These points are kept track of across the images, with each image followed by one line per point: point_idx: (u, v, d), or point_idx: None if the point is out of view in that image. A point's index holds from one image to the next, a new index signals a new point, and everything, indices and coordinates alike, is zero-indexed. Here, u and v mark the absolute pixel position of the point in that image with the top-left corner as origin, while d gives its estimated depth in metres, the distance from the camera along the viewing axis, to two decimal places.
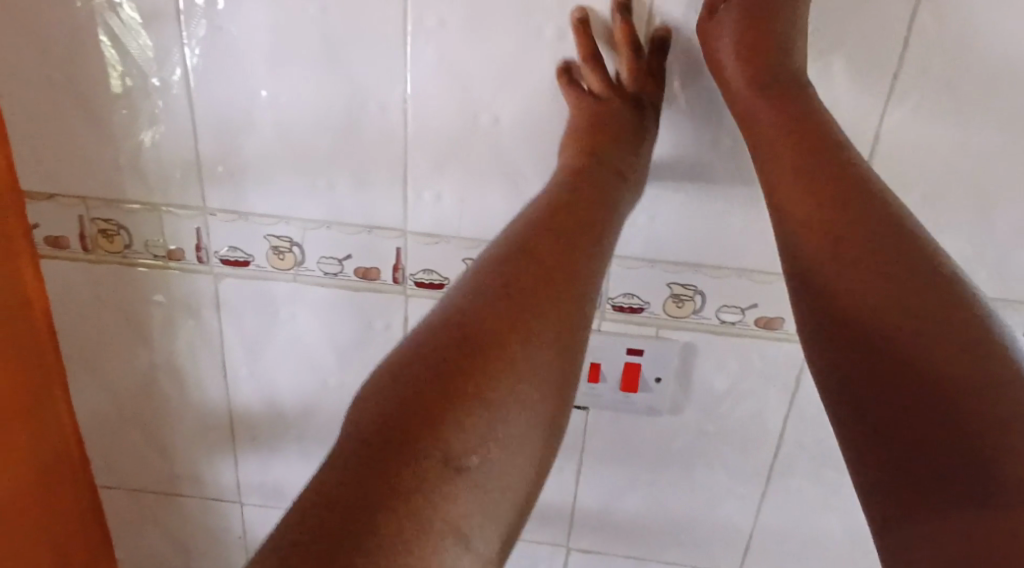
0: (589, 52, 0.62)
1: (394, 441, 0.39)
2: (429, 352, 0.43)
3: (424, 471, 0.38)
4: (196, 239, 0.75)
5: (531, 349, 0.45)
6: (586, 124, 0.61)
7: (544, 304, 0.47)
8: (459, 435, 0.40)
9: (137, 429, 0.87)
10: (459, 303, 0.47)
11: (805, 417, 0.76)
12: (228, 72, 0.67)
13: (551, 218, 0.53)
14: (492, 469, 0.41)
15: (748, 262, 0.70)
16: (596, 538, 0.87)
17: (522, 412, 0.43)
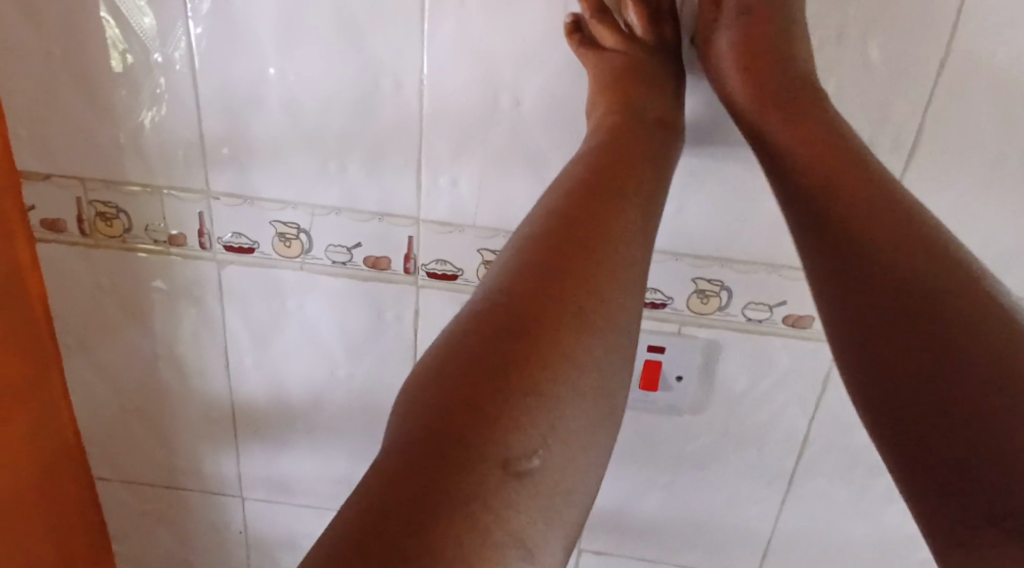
0: (597, 9, 0.60)
1: (448, 441, 0.36)
2: (476, 340, 0.40)
3: (482, 474, 0.36)
4: (199, 223, 0.72)
5: (586, 336, 0.42)
6: (627, 91, 0.57)
7: (599, 280, 0.44)
8: (517, 434, 0.37)
9: (136, 420, 0.84)
10: (503, 280, 0.44)
11: (831, 419, 0.73)
12: (235, 49, 0.63)
13: (597, 185, 0.49)
14: (552, 470, 0.38)
15: (778, 257, 0.67)
16: (609, 540, 0.84)
17: (581, 405, 0.40)
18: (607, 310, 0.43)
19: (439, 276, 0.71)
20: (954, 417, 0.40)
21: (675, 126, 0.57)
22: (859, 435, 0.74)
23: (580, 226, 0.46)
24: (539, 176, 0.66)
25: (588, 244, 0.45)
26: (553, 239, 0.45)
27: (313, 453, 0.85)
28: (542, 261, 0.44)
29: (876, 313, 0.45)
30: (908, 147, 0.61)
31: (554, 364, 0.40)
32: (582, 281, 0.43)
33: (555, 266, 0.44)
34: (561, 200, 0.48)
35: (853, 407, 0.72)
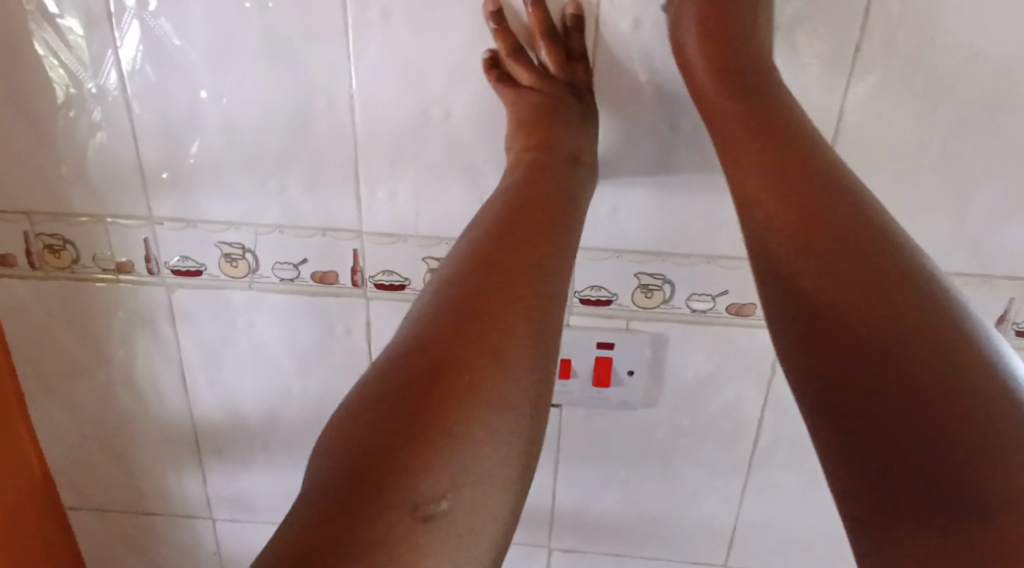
0: (512, 50, 0.59)
1: (357, 488, 0.36)
2: (392, 384, 0.40)
3: (393, 522, 0.35)
4: (145, 249, 0.72)
5: (502, 375, 0.42)
6: (544, 129, 0.58)
7: (518, 320, 0.44)
8: (430, 477, 0.37)
9: (101, 448, 0.85)
10: (420, 324, 0.43)
11: (783, 404, 0.74)
12: (165, 73, 0.64)
13: (512, 225, 0.50)
14: (465, 512, 0.38)
15: (716, 249, 0.68)
16: (577, 537, 0.85)
17: (495, 445, 0.40)
18: (522, 348, 0.43)
19: (387, 286, 0.72)
20: (919, 426, 0.38)
21: (590, 154, 0.59)
22: None
23: (498, 265, 0.47)
24: (477, 182, 0.67)
25: (508, 284, 0.46)
26: (474, 279, 0.46)
27: (278, 470, 0.85)
28: (456, 302, 0.44)
29: (834, 321, 0.43)
30: (833, 132, 0.62)
31: (467, 405, 0.40)
32: (501, 322, 0.44)
33: (471, 306, 0.44)
34: (486, 241, 0.49)
35: None
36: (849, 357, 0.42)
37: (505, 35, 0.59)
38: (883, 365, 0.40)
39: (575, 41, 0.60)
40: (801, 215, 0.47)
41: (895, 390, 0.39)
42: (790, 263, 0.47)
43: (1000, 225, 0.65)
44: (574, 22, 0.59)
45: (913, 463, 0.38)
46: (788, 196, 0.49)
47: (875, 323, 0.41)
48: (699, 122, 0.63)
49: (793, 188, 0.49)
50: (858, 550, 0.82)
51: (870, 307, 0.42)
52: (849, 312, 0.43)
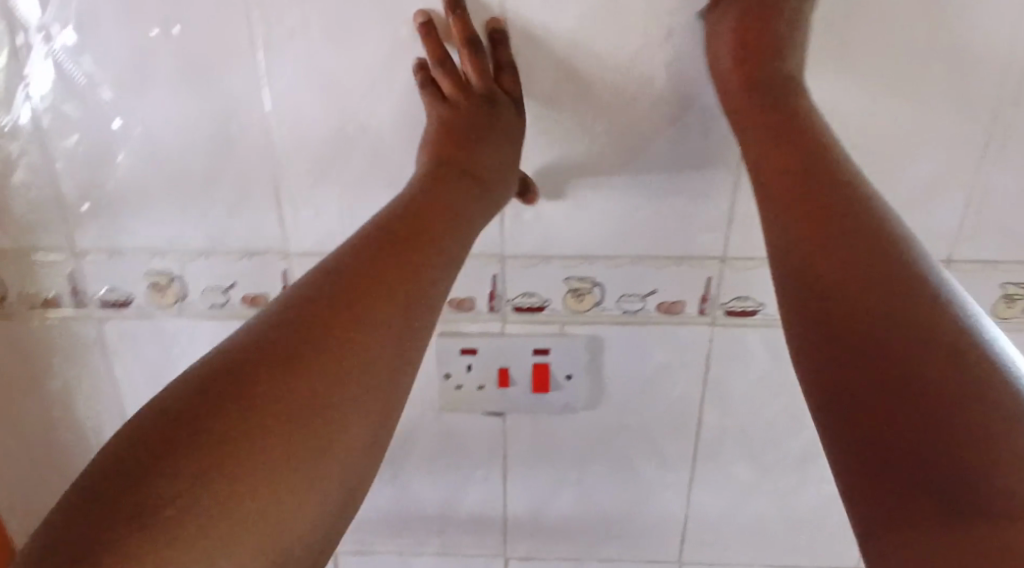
0: (438, 57, 0.58)
1: (102, 490, 0.39)
2: (219, 381, 0.43)
3: (146, 525, 0.38)
4: (72, 283, 0.71)
5: (345, 390, 0.45)
6: (455, 144, 0.58)
7: (357, 335, 0.46)
8: (219, 475, 0.40)
9: (44, 486, 0.83)
10: (271, 322, 0.46)
11: (721, 399, 0.75)
12: (80, 106, 0.63)
13: (388, 230, 0.52)
14: (223, 516, 0.39)
15: (641, 249, 0.68)
16: (533, 543, 0.85)
17: (319, 454, 0.43)
18: (365, 361, 0.46)
19: None
20: (914, 410, 0.39)
21: (502, 169, 0.59)
22: (750, 412, 0.76)
23: (369, 273, 0.49)
24: (400, 196, 0.67)
25: (350, 300, 0.47)
26: (317, 296, 0.48)
27: None
28: (316, 306, 0.47)
29: (834, 315, 0.45)
30: None
31: (295, 413, 0.43)
32: (345, 334, 0.46)
33: (329, 314, 0.46)
34: (352, 254, 0.50)
35: (737, 383, 0.74)
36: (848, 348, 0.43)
37: (433, 42, 0.58)
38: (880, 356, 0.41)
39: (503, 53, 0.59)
40: (830, 217, 0.48)
41: (894, 384, 0.40)
42: (795, 251, 0.49)
43: (914, 210, 0.66)
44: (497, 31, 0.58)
45: (904, 451, 0.39)
46: (818, 199, 0.50)
47: (886, 326, 0.42)
48: (612, 124, 0.63)
49: (807, 191, 0.51)
50: (808, 537, 0.83)
51: (898, 305, 0.42)
52: (846, 304, 0.44)
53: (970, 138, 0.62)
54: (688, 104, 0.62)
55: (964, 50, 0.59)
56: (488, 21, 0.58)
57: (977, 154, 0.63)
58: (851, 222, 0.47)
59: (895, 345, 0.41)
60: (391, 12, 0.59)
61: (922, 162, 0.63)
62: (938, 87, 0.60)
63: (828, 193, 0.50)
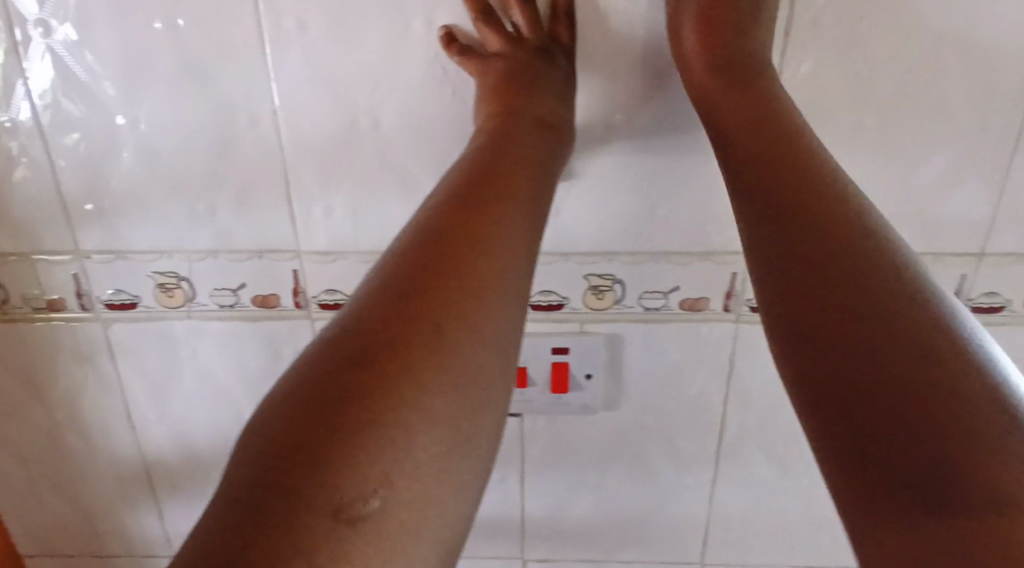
0: (483, 11, 0.56)
1: (273, 492, 0.33)
2: (326, 375, 0.37)
3: (292, 538, 0.31)
4: (76, 285, 0.69)
5: (442, 379, 0.38)
6: (511, 95, 0.55)
7: (467, 314, 0.41)
8: (351, 476, 0.34)
9: (52, 492, 0.81)
10: (379, 291, 0.41)
11: (744, 397, 0.73)
12: (81, 102, 0.61)
13: (469, 186, 0.48)
14: (393, 510, 0.35)
15: (663, 245, 0.66)
16: (551, 545, 0.83)
17: (431, 452, 0.37)
18: (485, 331, 0.42)
19: (331, 306, 0.70)
20: (873, 398, 0.35)
21: (562, 121, 0.57)
22: (774, 410, 0.74)
23: (466, 225, 0.45)
24: (414, 192, 0.65)
25: (445, 270, 0.42)
26: (406, 265, 0.43)
27: None
28: (416, 261, 0.43)
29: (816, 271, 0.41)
30: None
31: (403, 410, 0.37)
32: (463, 285, 0.42)
33: (423, 270, 0.42)
34: (431, 219, 0.46)
35: (761, 382, 0.72)
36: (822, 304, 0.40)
37: None
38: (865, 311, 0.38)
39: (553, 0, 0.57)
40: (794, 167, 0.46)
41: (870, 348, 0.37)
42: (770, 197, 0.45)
43: (943, 201, 0.64)
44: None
45: (891, 420, 0.34)
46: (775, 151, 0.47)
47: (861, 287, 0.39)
48: (634, 115, 0.61)
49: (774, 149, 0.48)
50: (833, 537, 0.81)
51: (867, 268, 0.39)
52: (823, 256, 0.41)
53: (1000, 126, 0.60)
54: None
55: (995, 34, 0.57)
56: None
57: (1007, 141, 0.61)
58: (799, 193, 0.45)
59: (848, 329, 0.38)
60: (405, 0, 0.57)
61: (950, 150, 0.61)
62: (966, 73, 0.58)
63: (781, 147, 0.47)
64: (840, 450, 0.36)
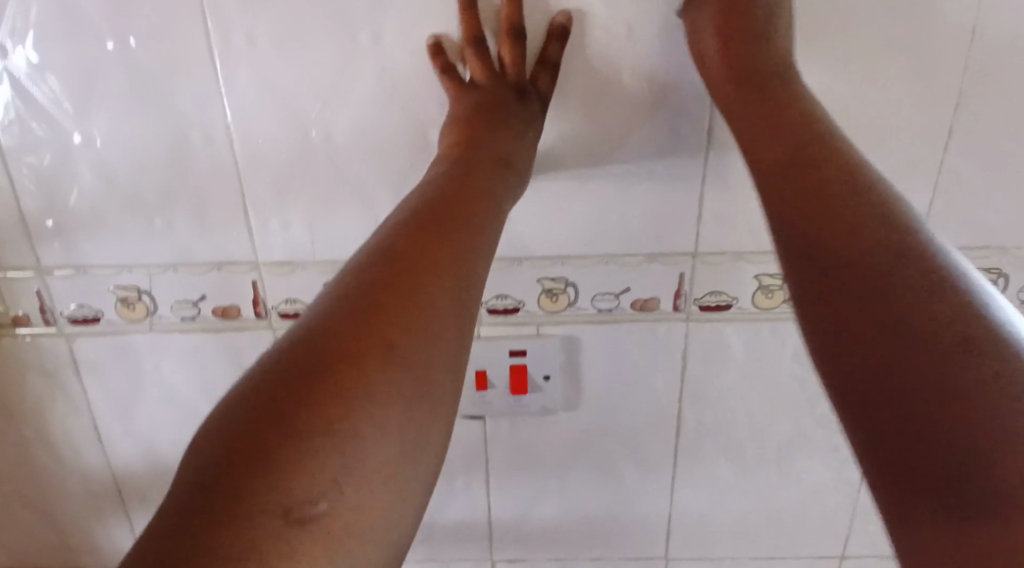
0: (474, 39, 0.57)
1: (217, 493, 0.33)
2: (277, 379, 0.37)
3: (230, 538, 0.31)
4: (39, 301, 0.70)
5: (397, 384, 0.39)
6: (474, 127, 0.56)
7: (420, 322, 0.42)
8: (298, 481, 0.34)
9: (22, 508, 0.82)
10: (333, 301, 0.42)
11: (699, 394, 0.75)
12: (37, 120, 0.62)
13: (427, 203, 0.49)
14: (345, 512, 0.35)
15: (613, 247, 0.68)
16: (518, 545, 0.84)
17: (385, 455, 0.37)
18: (441, 339, 0.42)
19: (291, 315, 0.71)
20: (908, 400, 0.35)
21: (525, 155, 0.58)
22: (729, 406, 0.75)
23: (422, 238, 0.46)
24: (367, 200, 0.66)
25: (403, 282, 0.43)
26: (369, 276, 0.43)
27: None
28: (370, 271, 0.43)
29: (834, 269, 0.41)
30: (707, 123, 0.62)
31: (358, 413, 0.37)
32: (418, 294, 0.43)
33: (377, 278, 0.43)
34: (388, 234, 0.46)
35: (714, 379, 0.74)
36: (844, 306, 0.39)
37: (473, 25, 0.57)
38: (879, 308, 0.38)
39: (551, 49, 0.58)
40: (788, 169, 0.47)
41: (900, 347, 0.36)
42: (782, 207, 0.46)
43: None
44: (553, 31, 0.58)
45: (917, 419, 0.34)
46: (787, 142, 0.48)
47: (890, 285, 0.38)
48: (577, 122, 0.63)
49: (789, 147, 0.48)
50: (793, 530, 0.82)
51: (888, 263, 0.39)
52: (838, 253, 0.41)
53: (931, 124, 0.62)
54: (652, 99, 0.62)
55: (923, 38, 0.59)
56: (558, 14, 0.58)
57: (939, 138, 0.63)
58: (848, 211, 0.43)
59: (884, 338, 0.37)
60: (347, 16, 0.58)
61: (886, 149, 0.63)
62: (896, 75, 0.60)
63: (794, 137, 0.48)
64: (890, 452, 0.35)
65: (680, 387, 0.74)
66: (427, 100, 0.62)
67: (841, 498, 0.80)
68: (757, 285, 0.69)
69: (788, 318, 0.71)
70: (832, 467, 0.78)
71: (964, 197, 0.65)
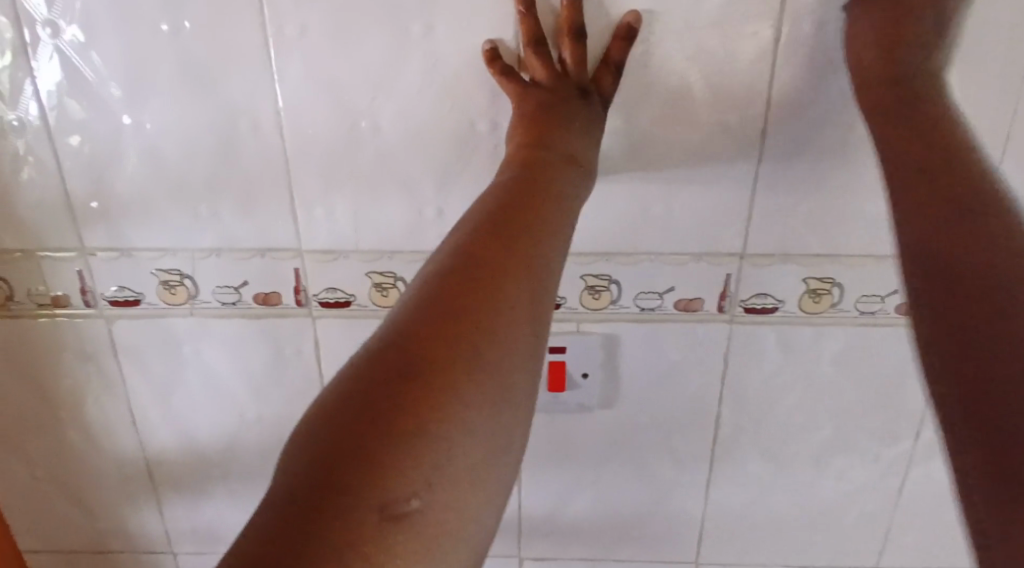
0: (533, 39, 0.57)
1: (320, 488, 0.33)
2: (365, 381, 0.37)
3: (335, 532, 0.32)
4: (80, 282, 0.70)
5: (481, 387, 0.39)
6: (545, 126, 0.55)
7: (499, 327, 0.42)
8: (398, 477, 0.34)
9: (55, 489, 0.82)
10: (413, 305, 0.42)
11: (739, 397, 0.74)
12: (89, 102, 0.62)
13: (499, 209, 0.49)
14: (436, 511, 0.35)
15: (659, 246, 0.67)
16: (547, 543, 0.84)
17: (470, 455, 0.37)
18: (517, 344, 0.42)
19: (332, 304, 0.71)
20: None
21: (589, 156, 0.56)
22: (769, 410, 0.75)
23: (494, 245, 0.46)
24: (414, 191, 0.66)
25: (479, 287, 0.43)
26: (450, 281, 0.43)
27: (237, 499, 0.82)
28: (447, 277, 0.43)
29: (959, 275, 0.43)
30: (762, 123, 0.61)
31: (445, 415, 0.37)
32: (495, 300, 0.43)
33: (454, 285, 0.43)
34: (461, 242, 0.46)
35: (755, 381, 0.73)
36: (980, 309, 0.42)
37: (531, 24, 0.57)
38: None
39: (614, 49, 0.57)
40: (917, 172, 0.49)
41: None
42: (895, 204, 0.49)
43: None
44: (617, 31, 0.57)
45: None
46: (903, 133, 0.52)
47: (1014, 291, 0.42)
48: (628, 119, 0.62)
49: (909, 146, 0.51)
50: (827, 537, 0.82)
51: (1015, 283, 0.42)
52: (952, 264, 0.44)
53: (987, 124, 0.61)
54: (707, 98, 0.61)
55: (987, 40, 0.58)
56: (624, 15, 0.57)
57: (998, 136, 0.61)
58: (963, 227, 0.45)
59: (1009, 340, 0.40)
60: (402, 6, 0.58)
61: None
62: (954, 76, 0.59)
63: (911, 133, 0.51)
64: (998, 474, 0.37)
65: (720, 388, 0.74)
66: (478, 94, 0.61)
67: (876, 507, 0.79)
68: (803, 288, 0.68)
69: (834, 322, 0.70)
70: (871, 475, 0.77)
71: None
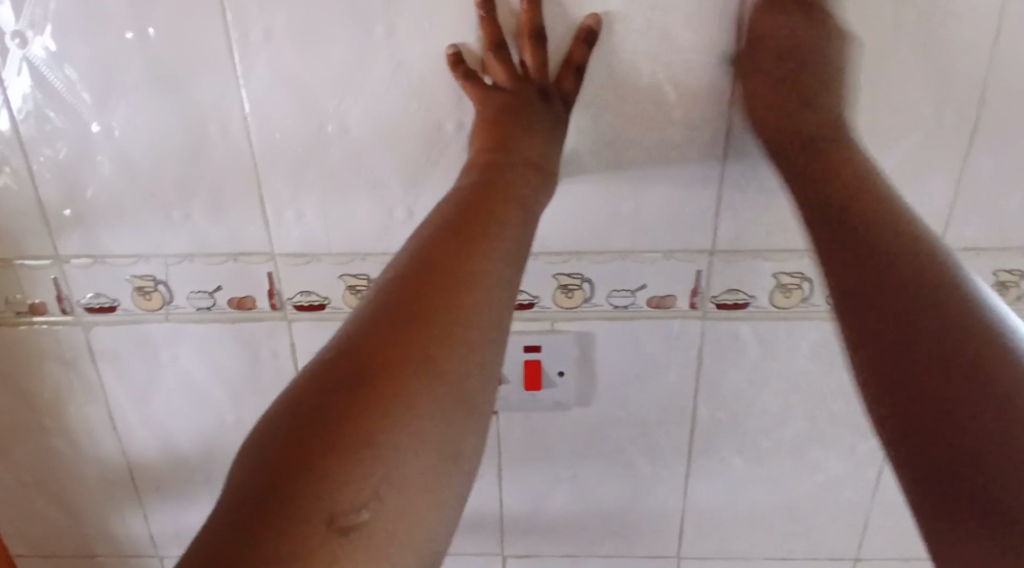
0: (494, 42, 0.57)
1: (266, 501, 0.33)
2: (315, 394, 0.37)
3: (281, 543, 0.32)
4: (56, 290, 0.71)
5: (433, 395, 0.39)
6: (508, 129, 0.55)
7: (453, 334, 0.42)
8: (346, 488, 0.34)
9: (40, 494, 0.83)
10: (367, 315, 0.42)
11: (714, 392, 0.74)
12: (59, 111, 0.62)
13: (458, 216, 0.49)
14: (387, 520, 0.35)
15: (629, 244, 0.67)
16: (529, 540, 0.84)
17: (422, 463, 0.37)
18: (472, 351, 0.42)
19: (306, 307, 0.71)
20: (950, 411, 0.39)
21: (551, 159, 0.56)
22: (744, 404, 0.75)
23: (451, 253, 0.46)
24: (383, 194, 0.66)
25: (434, 296, 0.43)
26: (405, 291, 0.43)
27: None
28: (402, 287, 0.44)
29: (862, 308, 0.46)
30: (727, 120, 0.62)
31: (394, 424, 0.37)
32: (449, 307, 0.43)
33: (409, 294, 0.43)
34: (419, 250, 0.47)
35: (729, 376, 0.73)
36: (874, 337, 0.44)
37: (492, 28, 0.57)
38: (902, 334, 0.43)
39: (576, 51, 0.58)
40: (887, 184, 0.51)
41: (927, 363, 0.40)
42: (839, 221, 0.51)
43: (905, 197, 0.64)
44: (577, 33, 0.57)
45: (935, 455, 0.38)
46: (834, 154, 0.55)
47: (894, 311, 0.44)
48: (593, 119, 0.62)
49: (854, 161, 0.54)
50: (806, 529, 0.82)
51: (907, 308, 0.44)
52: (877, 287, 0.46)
53: (953, 120, 0.61)
54: (672, 95, 0.61)
55: (948, 33, 0.57)
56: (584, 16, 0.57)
57: (964, 133, 0.61)
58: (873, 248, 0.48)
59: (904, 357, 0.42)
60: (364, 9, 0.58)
61: (910, 144, 0.62)
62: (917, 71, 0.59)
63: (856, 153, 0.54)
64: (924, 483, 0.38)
65: (695, 384, 0.74)
66: (443, 95, 0.61)
67: (854, 499, 0.79)
68: (775, 283, 0.69)
69: (806, 317, 0.70)
70: (848, 467, 0.77)
71: (987, 195, 0.64)
